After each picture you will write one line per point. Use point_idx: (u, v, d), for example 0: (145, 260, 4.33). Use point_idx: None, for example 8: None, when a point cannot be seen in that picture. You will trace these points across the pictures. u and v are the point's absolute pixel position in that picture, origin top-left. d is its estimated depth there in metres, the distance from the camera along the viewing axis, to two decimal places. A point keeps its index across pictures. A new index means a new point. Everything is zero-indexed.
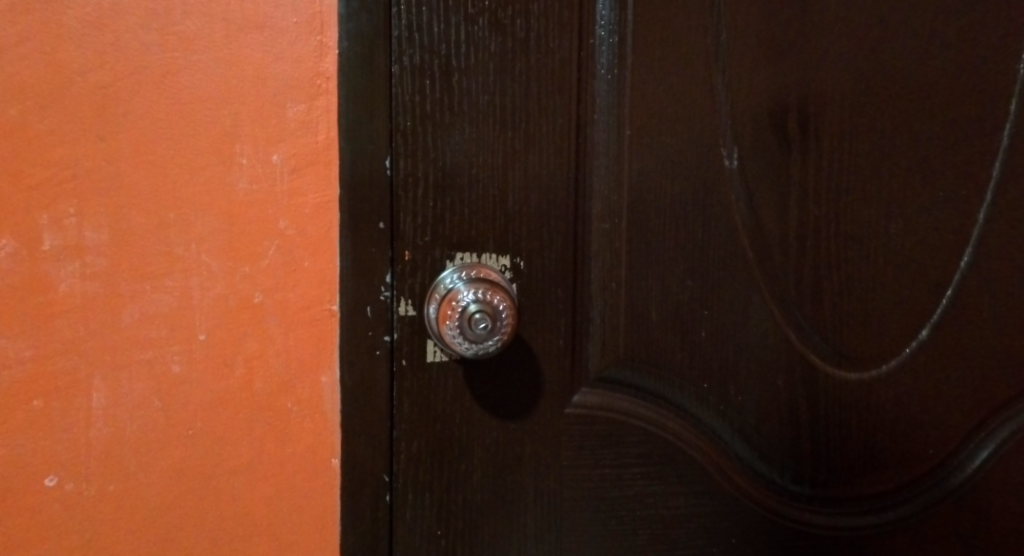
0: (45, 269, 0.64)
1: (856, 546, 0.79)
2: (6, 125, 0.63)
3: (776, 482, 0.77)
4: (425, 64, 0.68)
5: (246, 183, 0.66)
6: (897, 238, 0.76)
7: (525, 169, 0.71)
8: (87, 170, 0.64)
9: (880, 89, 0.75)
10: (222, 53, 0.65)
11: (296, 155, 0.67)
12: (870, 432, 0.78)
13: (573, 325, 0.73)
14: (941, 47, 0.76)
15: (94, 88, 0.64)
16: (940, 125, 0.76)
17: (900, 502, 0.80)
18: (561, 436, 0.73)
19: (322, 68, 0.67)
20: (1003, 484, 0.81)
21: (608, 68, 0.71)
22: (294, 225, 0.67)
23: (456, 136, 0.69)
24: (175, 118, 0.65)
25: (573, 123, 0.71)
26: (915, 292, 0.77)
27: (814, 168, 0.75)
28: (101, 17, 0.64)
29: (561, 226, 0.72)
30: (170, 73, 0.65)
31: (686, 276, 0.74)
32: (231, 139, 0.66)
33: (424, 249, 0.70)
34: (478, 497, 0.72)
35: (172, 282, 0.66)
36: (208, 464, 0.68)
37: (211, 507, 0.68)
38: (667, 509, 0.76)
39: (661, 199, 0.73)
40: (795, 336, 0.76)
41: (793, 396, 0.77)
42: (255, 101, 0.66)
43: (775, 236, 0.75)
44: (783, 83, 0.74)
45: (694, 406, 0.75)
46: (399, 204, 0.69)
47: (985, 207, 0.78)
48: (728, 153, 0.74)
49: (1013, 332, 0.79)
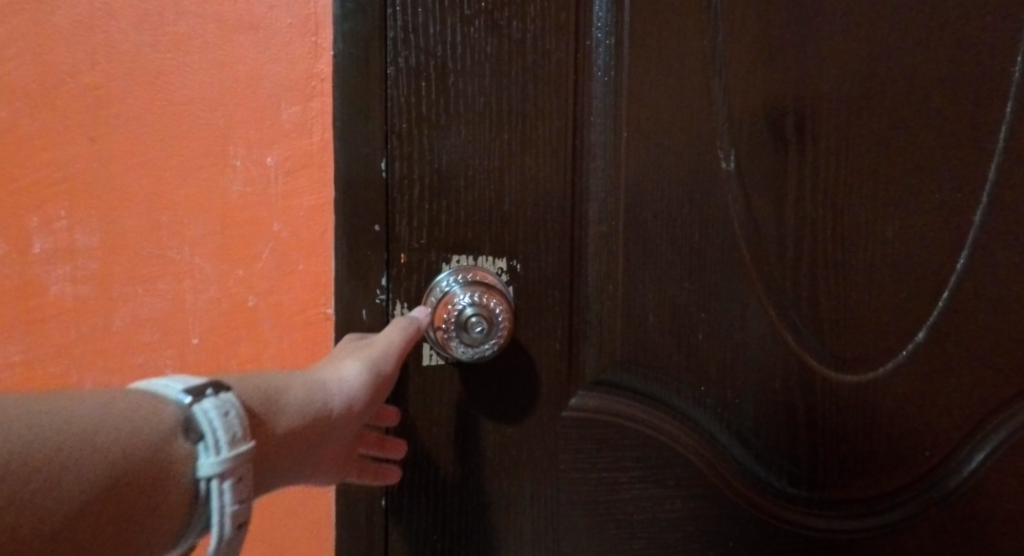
0: (36, 271, 0.68)
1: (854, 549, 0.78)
2: (10, 131, 0.66)
3: (773, 484, 0.76)
4: (420, 66, 0.68)
5: (239, 185, 0.68)
6: (894, 241, 0.76)
7: (521, 172, 0.70)
8: (76, 172, 0.67)
9: (877, 92, 0.75)
10: (215, 55, 0.67)
11: (290, 157, 0.68)
12: (867, 435, 0.77)
13: (569, 328, 0.72)
14: (937, 48, 0.75)
15: (86, 89, 0.67)
16: (936, 126, 0.76)
17: (896, 503, 0.78)
18: (557, 439, 0.73)
19: (316, 70, 0.68)
20: (999, 488, 0.80)
21: (604, 70, 0.71)
22: (288, 228, 0.68)
23: (452, 138, 0.69)
24: (170, 121, 0.67)
25: (569, 125, 0.71)
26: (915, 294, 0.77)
27: (811, 169, 0.74)
28: (93, 18, 0.66)
29: (557, 229, 0.71)
30: (163, 74, 0.67)
31: (683, 279, 0.73)
32: (225, 141, 0.68)
33: (420, 252, 0.69)
34: (473, 501, 0.72)
35: (165, 285, 0.68)
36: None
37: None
38: (663, 513, 0.75)
39: (659, 201, 0.73)
40: (792, 340, 0.75)
41: (790, 399, 0.76)
42: (248, 102, 0.67)
43: (773, 239, 0.74)
44: (781, 87, 0.73)
45: (691, 408, 0.75)
46: (394, 206, 0.69)
47: (981, 209, 0.77)
48: (724, 155, 0.73)
49: (1009, 336, 0.79)
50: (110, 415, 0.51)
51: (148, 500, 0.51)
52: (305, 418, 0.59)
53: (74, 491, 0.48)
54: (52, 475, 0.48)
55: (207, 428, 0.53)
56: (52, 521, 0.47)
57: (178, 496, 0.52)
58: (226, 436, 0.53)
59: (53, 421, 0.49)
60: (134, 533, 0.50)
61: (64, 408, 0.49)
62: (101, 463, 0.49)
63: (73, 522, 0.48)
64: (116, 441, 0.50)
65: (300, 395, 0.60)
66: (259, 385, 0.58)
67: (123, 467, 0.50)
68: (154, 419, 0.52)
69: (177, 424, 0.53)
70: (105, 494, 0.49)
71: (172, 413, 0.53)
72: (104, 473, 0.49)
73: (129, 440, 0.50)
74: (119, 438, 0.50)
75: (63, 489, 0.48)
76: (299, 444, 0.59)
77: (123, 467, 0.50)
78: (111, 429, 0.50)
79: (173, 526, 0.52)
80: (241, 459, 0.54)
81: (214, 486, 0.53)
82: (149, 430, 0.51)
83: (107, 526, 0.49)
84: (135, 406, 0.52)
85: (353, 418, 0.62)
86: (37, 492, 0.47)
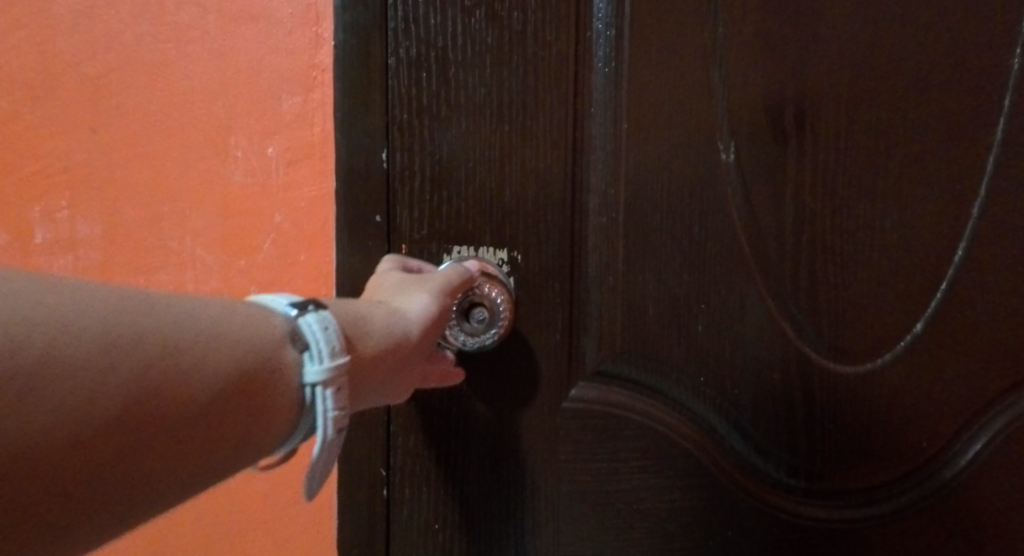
0: (38, 260, 0.74)
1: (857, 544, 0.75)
2: (27, 124, 0.72)
3: (771, 475, 0.74)
4: (421, 57, 0.70)
5: (240, 175, 0.72)
6: (891, 232, 0.72)
7: (522, 163, 0.72)
8: (76, 163, 0.72)
9: (873, 80, 0.72)
10: (216, 45, 0.71)
11: (291, 148, 0.71)
12: (867, 427, 0.73)
13: (570, 319, 0.73)
14: (946, 34, 0.71)
15: (87, 79, 0.72)
16: (941, 113, 0.72)
17: (895, 494, 0.74)
18: (558, 430, 0.73)
19: (317, 60, 0.71)
20: (1006, 485, 0.74)
21: (604, 61, 0.71)
22: (289, 218, 0.72)
23: (453, 130, 0.71)
24: (173, 114, 0.72)
25: (569, 116, 0.71)
26: (928, 291, 0.73)
27: (811, 162, 0.72)
28: (95, 9, 0.71)
29: (557, 220, 0.72)
30: (165, 63, 0.71)
31: (682, 270, 0.73)
32: (226, 132, 0.72)
33: (421, 242, 0.72)
34: (474, 492, 0.72)
35: (166, 275, 0.73)
36: (230, 487, 0.74)
37: (235, 528, 0.75)
38: (664, 502, 0.74)
39: (659, 194, 0.72)
40: (791, 332, 0.73)
41: (789, 390, 0.73)
42: (249, 93, 0.71)
43: (772, 232, 0.73)
44: (780, 78, 0.71)
45: (689, 399, 0.74)
46: (395, 197, 0.71)
47: (979, 202, 0.72)
48: (724, 147, 0.72)
49: (1015, 325, 0.73)
50: (231, 319, 0.51)
51: (262, 404, 0.51)
52: (385, 344, 0.60)
53: (203, 388, 0.48)
54: (182, 371, 0.48)
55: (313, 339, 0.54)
56: (182, 414, 0.47)
57: (286, 400, 0.53)
58: (330, 346, 0.54)
59: (188, 314, 0.49)
60: (250, 434, 0.51)
61: (191, 311, 0.49)
62: (227, 364, 0.50)
63: (200, 418, 0.48)
64: (236, 343, 0.51)
65: (381, 322, 0.60)
66: (348, 307, 0.59)
67: (241, 369, 0.50)
68: (265, 326, 0.53)
69: (285, 333, 0.53)
70: (230, 394, 0.50)
71: (278, 323, 0.53)
72: (227, 374, 0.49)
73: (246, 344, 0.51)
74: (236, 342, 0.51)
75: (194, 384, 0.48)
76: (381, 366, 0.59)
77: (242, 368, 0.50)
78: (229, 331, 0.51)
79: (281, 430, 0.53)
80: (343, 367, 0.54)
81: (318, 393, 0.54)
82: (262, 336, 0.52)
83: (226, 424, 0.50)
84: (246, 314, 0.52)
85: (424, 348, 0.63)
86: (170, 387, 0.47)
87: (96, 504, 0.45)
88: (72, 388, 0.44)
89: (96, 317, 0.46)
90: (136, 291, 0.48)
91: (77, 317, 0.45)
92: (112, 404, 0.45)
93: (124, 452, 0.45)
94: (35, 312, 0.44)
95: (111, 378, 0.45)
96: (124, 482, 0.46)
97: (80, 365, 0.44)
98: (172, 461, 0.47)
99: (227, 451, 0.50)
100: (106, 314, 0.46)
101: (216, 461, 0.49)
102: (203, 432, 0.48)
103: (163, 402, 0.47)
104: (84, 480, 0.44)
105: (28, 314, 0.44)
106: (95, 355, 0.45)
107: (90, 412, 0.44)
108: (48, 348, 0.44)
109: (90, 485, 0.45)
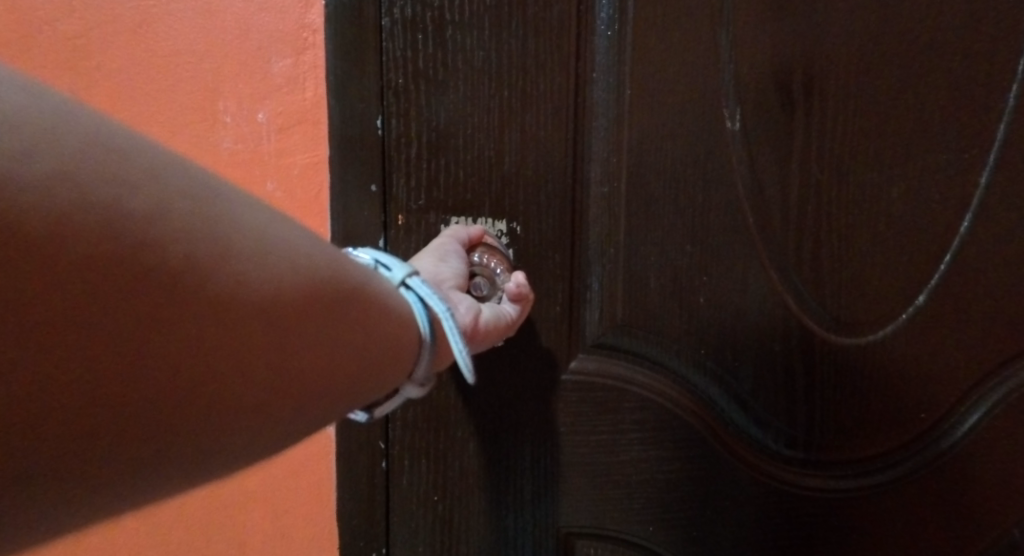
0: None
1: (852, 514, 0.75)
2: None
3: (770, 446, 0.74)
4: (416, 17, 0.68)
5: (230, 142, 0.70)
6: (899, 204, 0.71)
7: (521, 130, 0.70)
8: None
9: (883, 44, 0.69)
10: (201, 2, 0.69)
11: (283, 114, 0.70)
12: (866, 400, 0.73)
13: (570, 291, 0.72)
14: None
15: (64, 38, 0.70)
16: (954, 80, 0.69)
17: (890, 464, 0.74)
18: (558, 403, 0.73)
19: (308, 20, 0.68)
20: (1006, 451, 0.74)
21: (608, 23, 0.69)
22: (282, 187, 0.71)
23: (450, 96, 0.69)
24: (155, 75, 0.70)
25: (571, 81, 0.69)
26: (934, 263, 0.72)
27: (818, 130, 0.70)
28: None
29: (558, 191, 0.70)
30: (147, 22, 0.69)
31: (686, 242, 0.71)
32: (214, 96, 0.70)
33: (419, 212, 0.70)
34: (474, 464, 0.73)
35: None
36: None
37: (230, 497, 0.75)
38: (661, 473, 0.74)
39: (662, 163, 0.70)
40: (793, 302, 0.72)
41: (789, 362, 0.73)
42: (236, 54, 0.69)
43: (776, 203, 0.71)
44: (789, 43, 0.69)
45: (689, 370, 0.73)
46: (390, 165, 0.70)
47: (987, 171, 0.71)
48: (729, 114, 0.70)
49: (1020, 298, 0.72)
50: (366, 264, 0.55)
51: (398, 325, 0.54)
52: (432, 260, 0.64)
53: (367, 303, 0.51)
54: (355, 285, 0.50)
55: (374, 261, 0.59)
56: (280, 350, 0.45)
57: (413, 331, 0.55)
58: (388, 257, 0.59)
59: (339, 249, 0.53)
60: (390, 352, 0.53)
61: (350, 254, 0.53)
62: (379, 291, 0.53)
63: (363, 328, 0.50)
64: (341, 283, 0.49)
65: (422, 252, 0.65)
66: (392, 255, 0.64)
67: (357, 306, 0.50)
68: None
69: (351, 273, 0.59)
70: (380, 315, 0.52)
71: None
72: (380, 298, 0.52)
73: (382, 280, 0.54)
74: (351, 276, 0.50)
75: (301, 321, 0.46)
76: (447, 273, 0.64)
77: (343, 309, 0.49)
78: (346, 266, 0.50)
79: (408, 355, 0.55)
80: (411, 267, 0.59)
81: (412, 285, 0.57)
82: (357, 279, 0.51)
83: (375, 345, 0.51)
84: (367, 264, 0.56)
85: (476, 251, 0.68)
86: (349, 298, 0.49)
87: (269, 397, 0.44)
88: (293, 277, 0.46)
89: (258, 222, 0.45)
90: (269, 211, 0.47)
91: (260, 214, 0.46)
92: (259, 309, 0.44)
93: (291, 353, 0.45)
94: (267, 211, 0.46)
95: (309, 281, 0.47)
96: (213, 407, 0.42)
97: (210, 272, 0.42)
98: (337, 363, 0.48)
99: (371, 370, 0.51)
100: (239, 230, 0.44)
101: (362, 379, 0.50)
102: (362, 342, 0.50)
103: (271, 327, 0.44)
104: (243, 372, 0.43)
105: (265, 212, 0.46)
106: (224, 270, 0.43)
107: (200, 331, 0.41)
108: (238, 231, 0.44)
109: (270, 374, 0.44)
